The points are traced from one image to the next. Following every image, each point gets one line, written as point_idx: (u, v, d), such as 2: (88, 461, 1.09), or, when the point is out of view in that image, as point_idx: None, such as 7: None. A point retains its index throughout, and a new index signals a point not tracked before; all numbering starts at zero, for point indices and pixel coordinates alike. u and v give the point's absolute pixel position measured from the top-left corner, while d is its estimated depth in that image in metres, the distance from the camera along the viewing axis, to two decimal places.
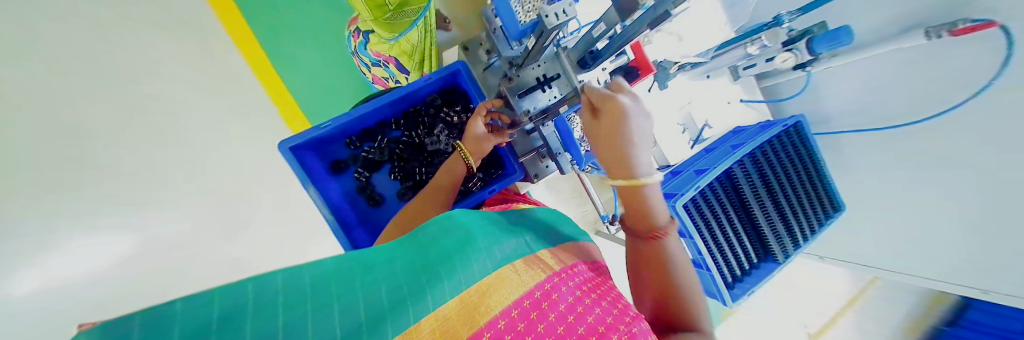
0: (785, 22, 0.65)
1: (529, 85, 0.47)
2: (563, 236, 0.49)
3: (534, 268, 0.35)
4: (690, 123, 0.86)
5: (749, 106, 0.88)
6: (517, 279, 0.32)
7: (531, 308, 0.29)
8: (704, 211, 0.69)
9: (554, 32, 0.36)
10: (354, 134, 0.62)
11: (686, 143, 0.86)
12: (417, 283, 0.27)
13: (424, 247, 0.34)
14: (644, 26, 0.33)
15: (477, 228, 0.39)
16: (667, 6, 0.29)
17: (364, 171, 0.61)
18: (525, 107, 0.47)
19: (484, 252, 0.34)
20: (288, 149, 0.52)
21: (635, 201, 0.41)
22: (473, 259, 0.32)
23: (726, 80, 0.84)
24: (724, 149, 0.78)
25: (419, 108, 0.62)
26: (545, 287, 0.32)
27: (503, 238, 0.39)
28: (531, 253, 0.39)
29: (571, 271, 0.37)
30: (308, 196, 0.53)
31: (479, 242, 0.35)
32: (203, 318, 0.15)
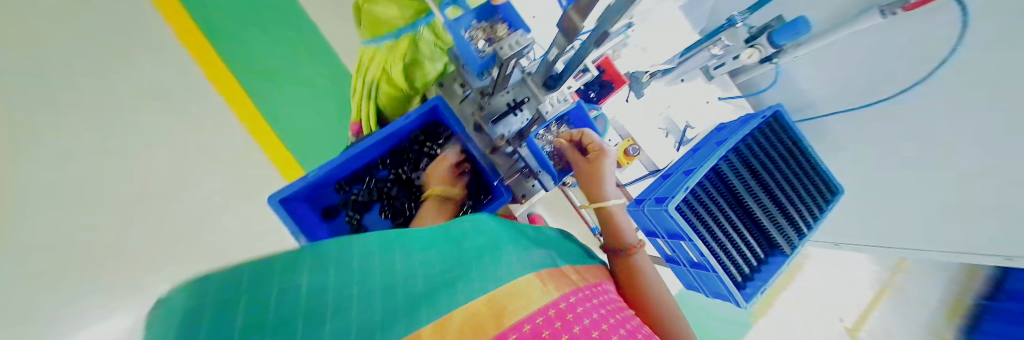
0: (739, 22, 0.67)
1: (501, 111, 0.51)
2: (582, 255, 0.48)
3: (558, 281, 0.35)
4: (673, 126, 0.87)
5: (728, 102, 0.90)
6: (544, 292, 0.32)
7: (554, 316, 0.28)
8: (699, 211, 0.68)
9: (511, 61, 0.39)
10: (342, 178, 0.63)
11: (671, 146, 0.88)
12: (446, 282, 0.32)
13: (457, 253, 0.38)
14: (591, 44, 0.36)
15: (503, 242, 0.41)
16: (605, 26, 0.32)
17: (355, 213, 0.62)
18: (500, 131, 0.52)
19: (510, 262, 0.36)
20: (278, 201, 0.53)
21: (609, 219, 0.49)
22: (498, 267, 0.35)
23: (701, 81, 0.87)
24: (709, 146, 0.79)
25: (403, 145, 0.65)
26: (570, 301, 0.31)
27: (531, 250, 0.41)
28: (556, 264, 0.40)
29: (593, 290, 0.37)
30: (301, 245, 0.54)
31: (505, 255, 0.38)
32: (284, 277, 0.25)
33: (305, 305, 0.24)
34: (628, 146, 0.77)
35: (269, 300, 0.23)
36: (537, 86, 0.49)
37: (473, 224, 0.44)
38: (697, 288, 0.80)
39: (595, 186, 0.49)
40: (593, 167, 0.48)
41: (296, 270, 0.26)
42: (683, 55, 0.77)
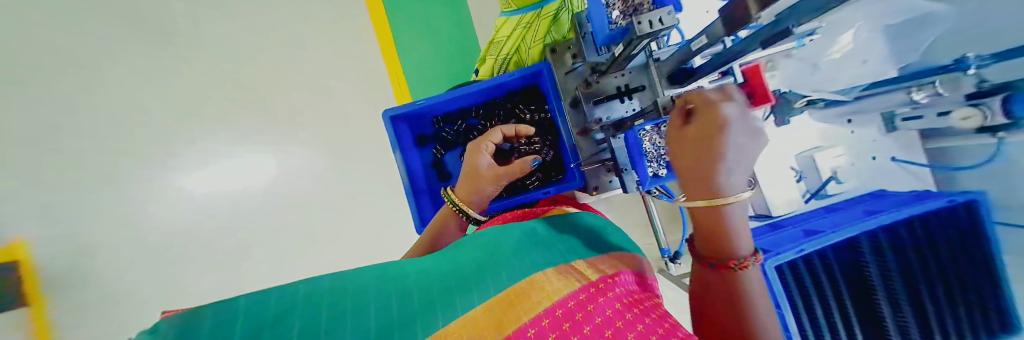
0: (973, 67, 0.50)
1: (608, 94, 0.47)
2: (595, 247, 0.46)
3: (566, 278, 0.35)
4: (809, 172, 0.69)
5: (902, 167, 0.71)
6: (551, 289, 0.31)
7: (562, 317, 0.27)
8: (804, 280, 0.55)
9: (645, 38, 0.35)
10: (440, 115, 0.69)
11: (798, 195, 0.70)
12: (452, 285, 0.29)
13: (454, 257, 0.36)
14: (758, 42, 0.29)
15: (501, 248, 0.40)
16: (790, 23, 0.25)
17: (441, 148, 0.68)
18: (598, 115, 0.50)
19: (519, 264, 0.36)
20: (389, 117, 0.61)
21: (711, 227, 0.28)
22: (504, 270, 0.34)
23: (873, 131, 0.70)
24: (852, 212, 0.62)
25: (499, 101, 0.67)
26: (579, 301, 0.30)
27: (540, 251, 0.40)
28: (564, 263, 0.39)
29: (609, 285, 0.34)
30: (396, 161, 0.62)
31: (512, 258, 0.37)
32: (259, 310, 0.18)
33: (318, 327, 0.18)
34: None
35: (252, 329, 0.16)
36: (660, 77, 0.43)
37: (476, 237, 0.43)
38: None
39: (697, 168, 0.26)
40: (697, 130, 0.26)
41: (265, 298, 0.19)
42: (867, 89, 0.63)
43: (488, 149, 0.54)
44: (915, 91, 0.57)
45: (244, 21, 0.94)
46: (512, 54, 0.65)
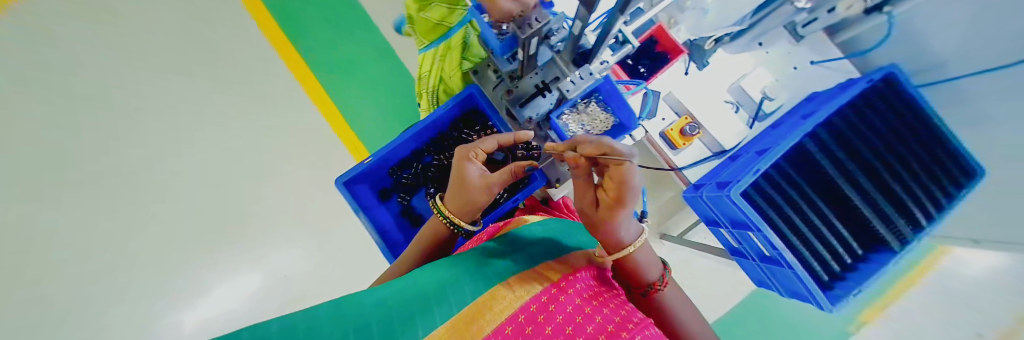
0: None
1: (529, 93, 0.49)
2: (555, 246, 0.51)
3: (528, 283, 0.38)
4: (744, 100, 0.74)
5: (822, 67, 0.74)
6: (513, 296, 0.35)
7: (525, 322, 0.31)
8: (769, 195, 0.58)
9: (535, 36, 0.39)
10: (395, 163, 0.69)
11: (741, 123, 0.74)
12: (411, 311, 0.31)
13: (417, 285, 0.38)
14: (618, 12, 0.31)
15: (465, 269, 0.42)
16: None
17: (406, 195, 0.68)
18: (528, 114, 0.51)
19: (478, 278, 0.39)
20: (343, 183, 0.60)
21: (607, 238, 0.49)
22: (465, 287, 0.36)
23: (785, 45, 0.74)
24: (792, 122, 0.65)
25: (445, 132, 0.68)
26: (542, 303, 0.34)
27: (503, 263, 0.43)
28: (528, 266, 0.43)
29: (565, 285, 0.38)
30: (360, 221, 0.60)
31: (475, 275, 0.40)
32: None
33: None
34: (684, 125, 0.71)
35: None
36: (565, 62, 0.46)
37: (440, 263, 0.45)
38: (768, 285, 0.67)
39: (605, 225, 0.46)
40: (603, 212, 0.45)
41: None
42: (755, 13, 0.61)
43: (477, 157, 0.50)
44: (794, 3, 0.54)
45: (214, 158, 1.14)
46: (438, 85, 0.69)
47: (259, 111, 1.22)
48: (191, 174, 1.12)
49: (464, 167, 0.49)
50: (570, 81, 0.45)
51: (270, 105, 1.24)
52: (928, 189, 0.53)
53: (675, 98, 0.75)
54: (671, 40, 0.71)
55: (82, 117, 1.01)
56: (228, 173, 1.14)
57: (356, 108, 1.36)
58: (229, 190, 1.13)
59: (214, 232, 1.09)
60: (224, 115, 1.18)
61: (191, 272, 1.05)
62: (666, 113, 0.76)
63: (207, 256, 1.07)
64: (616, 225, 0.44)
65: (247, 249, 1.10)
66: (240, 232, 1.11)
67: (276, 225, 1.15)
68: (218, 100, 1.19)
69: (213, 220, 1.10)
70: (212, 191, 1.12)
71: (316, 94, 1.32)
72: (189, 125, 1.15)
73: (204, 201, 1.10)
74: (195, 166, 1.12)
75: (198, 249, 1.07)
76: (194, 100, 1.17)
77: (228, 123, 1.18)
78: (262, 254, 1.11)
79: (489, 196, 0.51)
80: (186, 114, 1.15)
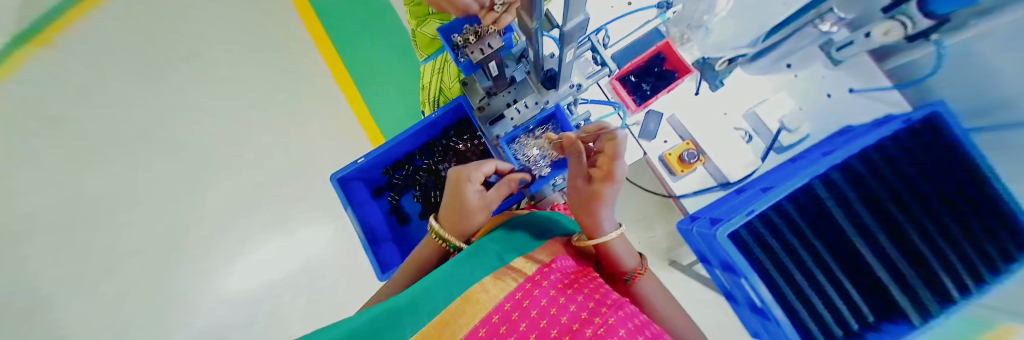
0: None
1: (500, 111, 0.56)
2: (531, 242, 0.51)
3: (502, 282, 0.39)
4: (758, 129, 0.68)
5: (864, 97, 0.62)
6: (486, 298, 0.36)
7: (498, 323, 0.33)
8: (761, 234, 0.53)
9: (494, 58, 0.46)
10: (390, 164, 0.73)
11: (750, 154, 0.67)
12: (382, 330, 0.34)
13: (391, 304, 0.40)
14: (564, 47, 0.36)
15: (440, 274, 0.44)
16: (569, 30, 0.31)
17: (396, 195, 0.72)
18: (495, 132, 0.55)
19: (454, 282, 0.40)
20: (337, 180, 0.65)
21: (594, 228, 0.50)
22: (436, 296, 0.38)
23: (818, 69, 0.66)
24: (811, 157, 0.58)
25: (437, 139, 0.71)
26: (516, 301, 0.35)
27: (476, 263, 0.45)
28: (503, 265, 0.44)
29: (542, 274, 0.40)
30: (349, 218, 0.64)
31: (448, 280, 0.41)
32: None
33: None
34: (682, 151, 0.67)
35: None
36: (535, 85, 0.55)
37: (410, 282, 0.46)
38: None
39: (593, 209, 0.50)
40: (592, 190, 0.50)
41: None
42: (769, 36, 0.62)
43: (475, 180, 0.52)
44: (820, 24, 0.57)
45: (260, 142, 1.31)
46: (438, 96, 0.72)
47: (300, 103, 1.38)
48: (241, 154, 1.29)
49: (463, 193, 0.51)
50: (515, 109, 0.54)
51: (309, 99, 1.39)
52: (969, 261, 0.41)
53: (678, 121, 0.71)
54: (676, 56, 0.68)
55: (166, 97, 1.27)
56: (270, 156, 1.31)
57: (381, 100, 1.43)
58: (270, 171, 1.30)
59: (255, 205, 1.26)
60: (270, 105, 1.35)
61: (236, 239, 1.23)
62: (668, 135, 0.72)
63: (250, 227, 1.25)
64: (604, 202, 0.49)
65: (282, 224, 1.28)
66: (275, 210, 1.28)
67: (306, 205, 1.31)
68: (266, 92, 1.36)
69: (255, 195, 1.27)
70: (256, 171, 1.29)
71: (348, 88, 1.43)
72: (240, 112, 1.32)
73: (249, 180, 1.28)
74: (244, 148, 1.30)
75: (242, 220, 1.25)
76: (246, 90, 1.34)
77: (273, 113, 1.34)
78: (294, 229, 1.28)
79: (486, 214, 0.54)
80: (240, 102, 1.33)
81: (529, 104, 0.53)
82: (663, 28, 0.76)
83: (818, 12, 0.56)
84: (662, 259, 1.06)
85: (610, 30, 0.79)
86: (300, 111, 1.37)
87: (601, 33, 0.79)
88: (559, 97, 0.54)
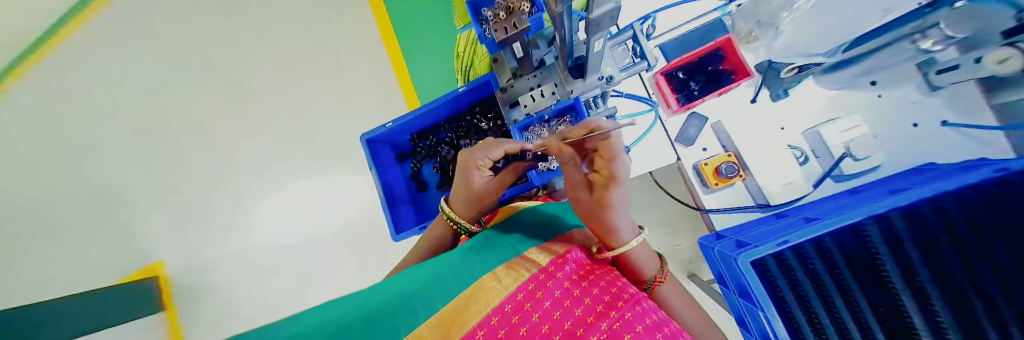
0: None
1: (520, 94, 0.57)
2: (541, 235, 0.51)
3: (515, 273, 0.39)
4: (817, 150, 0.60)
5: (956, 130, 0.53)
6: (498, 288, 0.36)
7: (511, 312, 0.33)
8: (791, 267, 0.50)
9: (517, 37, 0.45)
10: (416, 132, 0.75)
11: (801, 177, 0.60)
12: (394, 310, 0.33)
13: (407, 286, 0.40)
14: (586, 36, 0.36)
15: (453, 263, 0.45)
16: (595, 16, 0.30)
17: (416, 162, 0.74)
18: (514, 117, 0.58)
19: (468, 272, 0.41)
20: (366, 141, 0.67)
21: (608, 234, 0.46)
22: (450, 284, 0.38)
23: (910, 91, 0.56)
24: (874, 193, 0.51)
25: (463, 114, 0.71)
26: (529, 291, 0.36)
27: (489, 256, 0.45)
28: (517, 255, 0.45)
29: (555, 269, 0.40)
30: (372, 177, 0.67)
31: (462, 270, 0.42)
32: None
33: None
34: (721, 163, 0.61)
35: None
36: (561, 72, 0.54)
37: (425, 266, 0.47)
38: None
39: (601, 217, 0.45)
40: (597, 197, 0.43)
41: None
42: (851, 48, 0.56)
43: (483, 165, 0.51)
44: (920, 40, 0.51)
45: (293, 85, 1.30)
46: (469, 68, 0.74)
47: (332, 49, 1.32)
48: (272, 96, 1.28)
49: (470, 177, 0.53)
50: (530, 97, 0.54)
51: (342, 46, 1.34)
52: None
53: (723, 129, 0.64)
54: (736, 56, 0.62)
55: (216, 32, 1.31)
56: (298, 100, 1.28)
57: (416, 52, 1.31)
58: (295, 115, 1.27)
59: (278, 146, 1.24)
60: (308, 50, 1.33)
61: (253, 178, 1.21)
62: (710, 142, 0.65)
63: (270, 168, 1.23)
64: (614, 211, 0.43)
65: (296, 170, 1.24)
66: (297, 154, 1.25)
67: (322, 153, 1.25)
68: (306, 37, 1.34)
69: (277, 138, 1.25)
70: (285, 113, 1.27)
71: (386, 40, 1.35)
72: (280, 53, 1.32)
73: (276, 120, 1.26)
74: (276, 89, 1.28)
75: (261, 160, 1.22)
76: (286, 32, 1.34)
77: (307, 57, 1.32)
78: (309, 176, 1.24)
79: (491, 198, 0.56)
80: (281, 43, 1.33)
81: (546, 93, 0.54)
82: (729, 20, 0.67)
83: (919, 25, 0.49)
84: (681, 271, 0.99)
85: (657, 20, 0.70)
86: (332, 58, 1.32)
87: (647, 21, 0.70)
88: (585, 89, 0.52)
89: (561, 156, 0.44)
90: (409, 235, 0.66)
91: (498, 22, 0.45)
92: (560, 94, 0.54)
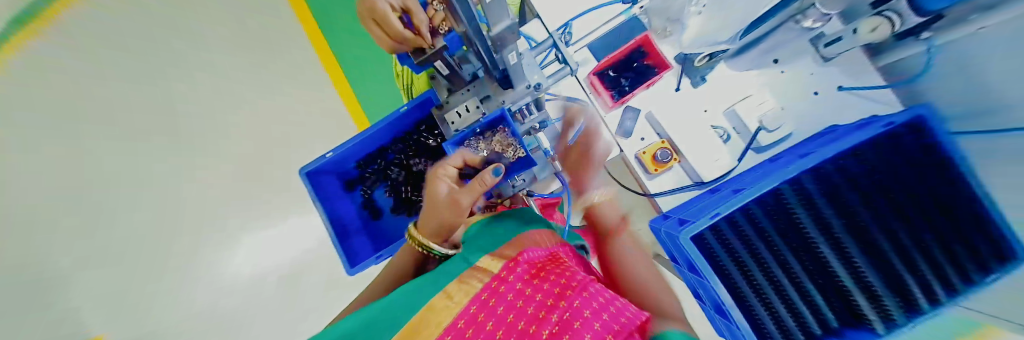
0: None
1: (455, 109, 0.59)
2: (496, 240, 0.50)
3: (466, 286, 0.37)
4: (736, 128, 0.65)
5: (853, 94, 0.60)
6: (450, 306, 0.34)
7: (463, 328, 0.31)
8: (725, 237, 0.53)
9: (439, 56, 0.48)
10: (362, 158, 0.74)
11: (727, 154, 0.65)
12: None
13: (350, 333, 0.36)
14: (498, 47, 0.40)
15: (402, 293, 0.41)
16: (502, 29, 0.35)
17: (367, 189, 0.73)
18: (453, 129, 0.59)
19: (418, 299, 0.37)
20: (306, 175, 0.64)
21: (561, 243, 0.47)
22: (402, 319, 0.35)
23: (808, 63, 0.62)
24: (790, 158, 0.56)
25: (407, 133, 0.70)
26: (483, 301, 0.34)
27: (441, 275, 0.42)
28: (467, 268, 0.42)
29: (508, 271, 0.38)
30: (319, 212, 0.65)
31: (411, 297, 0.38)
32: None
33: None
34: (657, 150, 0.66)
35: None
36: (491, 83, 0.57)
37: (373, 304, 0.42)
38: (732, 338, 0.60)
39: None
40: None
41: None
42: None
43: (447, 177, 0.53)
44: (802, 19, 0.56)
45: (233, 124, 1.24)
46: (409, 85, 0.74)
47: (276, 80, 1.27)
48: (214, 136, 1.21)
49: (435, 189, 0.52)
50: (457, 113, 0.57)
51: (285, 77, 1.29)
52: (942, 271, 0.39)
53: (655, 118, 0.68)
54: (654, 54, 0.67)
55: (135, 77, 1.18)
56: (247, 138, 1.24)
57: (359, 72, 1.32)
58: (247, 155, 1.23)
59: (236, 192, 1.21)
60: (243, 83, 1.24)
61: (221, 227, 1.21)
62: (646, 131, 0.69)
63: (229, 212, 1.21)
64: None
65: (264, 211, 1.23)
66: (258, 193, 1.24)
67: (287, 188, 1.26)
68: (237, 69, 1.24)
69: (234, 180, 1.22)
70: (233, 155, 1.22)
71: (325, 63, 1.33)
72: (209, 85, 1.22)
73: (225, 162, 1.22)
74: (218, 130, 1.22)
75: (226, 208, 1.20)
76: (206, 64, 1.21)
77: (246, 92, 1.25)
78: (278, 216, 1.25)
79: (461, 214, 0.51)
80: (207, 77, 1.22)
81: (473, 107, 0.57)
82: (644, 18, 0.72)
83: (800, 7, 0.54)
84: None
85: (574, 27, 0.75)
86: (276, 92, 1.28)
87: (563, 30, 0.75)
88: (515, 97, 0.55)
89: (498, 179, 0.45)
90: (366, 265, 0.65)
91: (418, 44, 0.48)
92: (486, 107, 0.57)
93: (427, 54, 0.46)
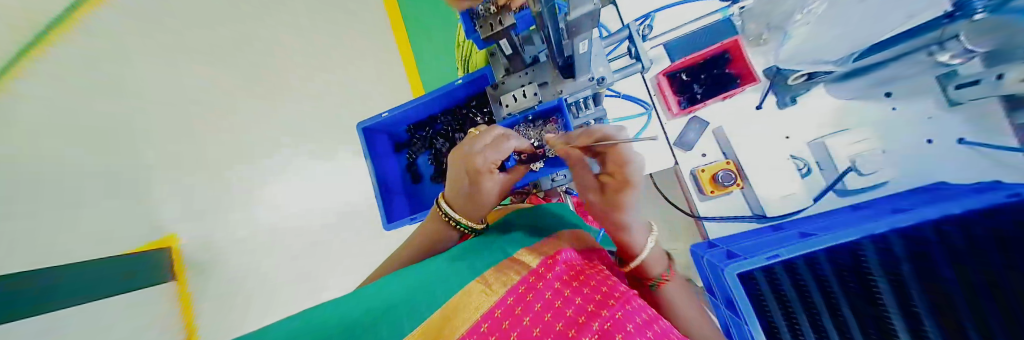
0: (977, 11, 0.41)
1: (511, 90, 0.56)
2: (537, 233, 0.49)
3: (504, 275, 0.37)
4: (818, 164, 0.58)
5: (978, 151, 0.50)
6: (488, 291, 0.34)
7: (500, 316, 0.30)
8: (777, 279, 0.49)
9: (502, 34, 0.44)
10: (413, 123, 0.76)
11: (801, 188, 0.59)
12: (367, 316, 0.29)
13: (385, 290, 0.36)
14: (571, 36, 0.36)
15: (438, 267, 0.41)
16: (581, 20, 0.31)
17: (413, 153, 0.75)
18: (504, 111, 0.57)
19: (454, 275, 0.37)
20: (362, 129, 0.67)
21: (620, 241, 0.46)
22: (441, 288, 0.34)
23: (930, 106, 0.53)
24: (879, 210, 0.49)
25: (460, 106, 0.71)
26: (520, 294, 0.33)
27: (476, 259, 0.42)
28: (506, 258, 0.41)
29: (547, 270, 0.38)
30: (368, 166, 0.68)
31: (447, 273, 0.38)
32: None
33: None
34: (718, 171, 0.60)
35: None
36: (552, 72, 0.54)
37: (409, 270, 0.43)
38: None
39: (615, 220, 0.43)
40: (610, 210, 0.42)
41: None
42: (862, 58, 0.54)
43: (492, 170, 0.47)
44: (938, 52, 0.47)
45: None
46: (468, 57, 0.73)
47: None
48: None
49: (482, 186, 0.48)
50: (512, 96, 0.55)
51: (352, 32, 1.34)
52: None
53: (724, 135, 0.63)
54: (741, 59, 0.60)
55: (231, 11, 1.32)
56: None
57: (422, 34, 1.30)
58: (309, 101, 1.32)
59: None
60: None
61: None
62: (709, 148, 0.64)
63: None
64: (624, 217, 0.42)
65: None
66: None
67: None
68: None
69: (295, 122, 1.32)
70: None
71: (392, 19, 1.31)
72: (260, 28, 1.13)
73: None
74: None
75: None
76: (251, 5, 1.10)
77: None
78: None
79: (497, 195, 0.51)
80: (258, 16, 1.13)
81: (529, 93, 0.54)
82: (738, 20, 0.66)
83: (938, 35, 0.46)
84: None
85: (655, 20, 0.70)
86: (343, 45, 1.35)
87: (645, 21, 0.70)
88: (574, 90, 0.53)
89: (568, 158, 0.43)
90: (400, 224, 0.67)
91: (486, 17, 0.45)
92: (543, 95, 0.54)
93: (493, 32, 0.43)
